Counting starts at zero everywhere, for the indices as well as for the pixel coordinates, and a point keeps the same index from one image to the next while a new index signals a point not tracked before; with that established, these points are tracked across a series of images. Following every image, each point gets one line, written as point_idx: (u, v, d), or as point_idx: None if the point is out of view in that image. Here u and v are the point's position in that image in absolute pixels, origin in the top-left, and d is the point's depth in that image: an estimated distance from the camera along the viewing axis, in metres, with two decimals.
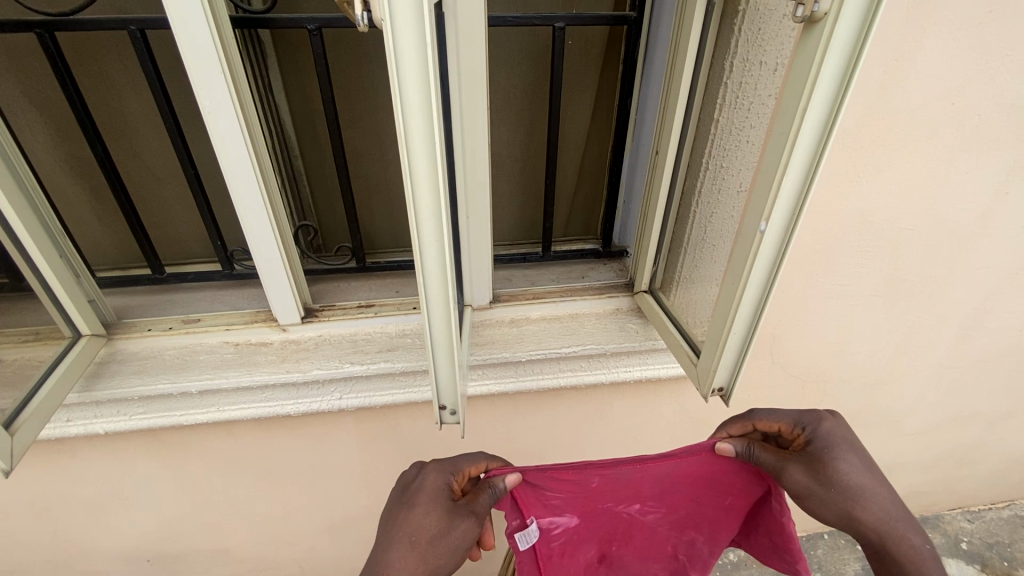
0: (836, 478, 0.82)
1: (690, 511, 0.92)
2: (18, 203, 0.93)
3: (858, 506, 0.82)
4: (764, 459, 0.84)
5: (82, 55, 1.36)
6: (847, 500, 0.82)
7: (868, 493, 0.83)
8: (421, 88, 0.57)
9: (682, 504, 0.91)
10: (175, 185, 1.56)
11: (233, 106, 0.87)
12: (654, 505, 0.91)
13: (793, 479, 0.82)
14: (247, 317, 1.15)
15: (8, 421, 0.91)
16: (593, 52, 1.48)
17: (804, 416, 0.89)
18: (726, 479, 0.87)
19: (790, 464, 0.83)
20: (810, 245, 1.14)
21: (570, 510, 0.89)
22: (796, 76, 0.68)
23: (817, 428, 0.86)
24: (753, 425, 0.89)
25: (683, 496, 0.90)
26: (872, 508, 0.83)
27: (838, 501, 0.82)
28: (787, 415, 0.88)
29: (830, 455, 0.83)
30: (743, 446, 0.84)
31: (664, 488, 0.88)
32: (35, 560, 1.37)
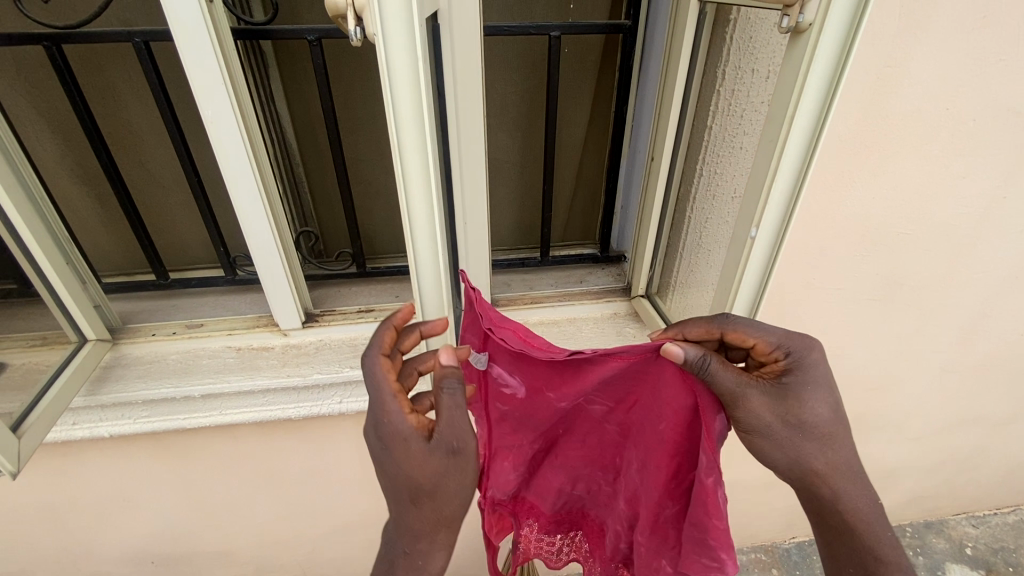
0: (797, 418, 0.75)
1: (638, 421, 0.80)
2: (25, 211, 0.96)
3: (809, 448, 0.77)
4: (724, 379, 0.69)
5: (89, 66, 1.39)
6: (797, 441, 0.76)
7: (824, 436, 0.77)
8: (414, 102, 0.58)
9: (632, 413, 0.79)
10: (180, 192, 1.59)
11: (234, 115, 0.89)
12: (599, 401, 0.80)
13: (750, 412, 0.72)
14: (248, 322, 1.18)
15: (16, 423, 0.93)
16: (590, 60, 1.49)
17: (792, 340, 0.75)
18: (671, 392, 0.73)
19: (753, 395, 0.72)
20: (806, 248, 1.14)
21: (519, 376, 0.79)
22: (784, 85, 0.69)
23: (801, 359, 0.74)
24: (719, 333, 0.77)
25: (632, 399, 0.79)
26: (825, 454, 0.78)
27: (788, 441, 0.76)
28: (770, 334, 0.75)
29: (799, 387, 0.74)
30: (698, 355, 0.68)
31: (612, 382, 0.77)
32: (42, 562, 1.39)
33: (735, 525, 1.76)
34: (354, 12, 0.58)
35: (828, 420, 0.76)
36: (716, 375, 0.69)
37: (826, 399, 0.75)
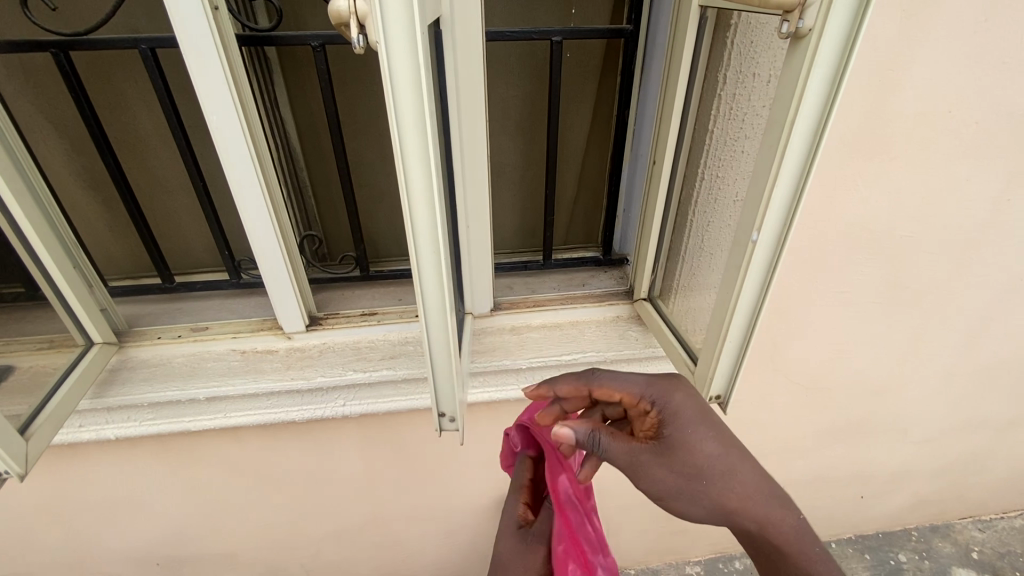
0: (693, 464, 0.79)
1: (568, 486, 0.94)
2: (33, 216, 0.97)
3: (717, 489, 0.79)
4: (605, 443, 0.78)
5: (96, 73, 1.41)
6: (704, 488, 0.79)
7: (725, 472, 0.80)
8: (416, 108, 0.59)
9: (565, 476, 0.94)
10: (186, 196, 1.60)
11: (239, 121, 0.90)
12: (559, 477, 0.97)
13: (645, 469, 0.78)
14: (253, 325, 1.19)
15: (24, 426, 0.94)
16: (591, 64, 1.49)
17: (653, 388, 0.83)
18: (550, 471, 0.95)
19: (641, 454, 0.78)
20: (808, 251, 1.14)
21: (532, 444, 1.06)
22: (785, 89, 0.69)
23: (665, 405, 0.81)
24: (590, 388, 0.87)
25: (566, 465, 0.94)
26: (734, 488, 0.80)
27: (696, 490, 0.79)
28: (634, 385, 0.84)
29: (678, 432, 0.79)
30: (585, 433, 0.79)
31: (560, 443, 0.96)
32: (47, 563, 1.40)
33: None
34: (357, 20, 0.59)
35: (719, 455, 0.80)
36: (603, 446, 0.78)
37: (709, 435, 0.80)
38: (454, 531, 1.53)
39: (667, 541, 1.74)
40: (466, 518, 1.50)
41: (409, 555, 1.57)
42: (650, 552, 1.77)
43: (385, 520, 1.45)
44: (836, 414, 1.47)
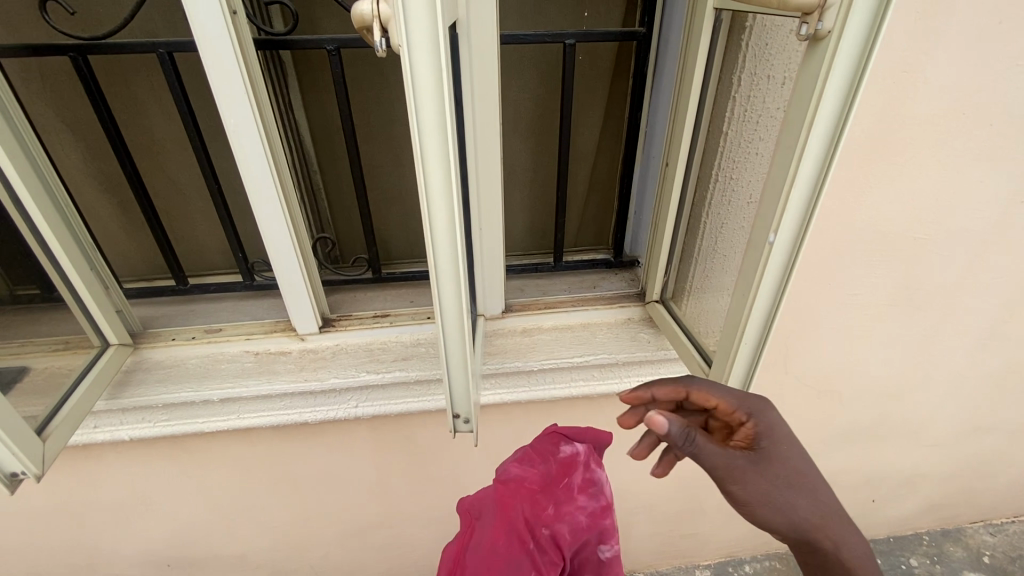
0: (782, 476, 0.75)
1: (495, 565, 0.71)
2: (51, 217, 0.98)
3: (803, 507, 0.76)
4: (705, 449, 0.72)
5: (112, 77, 1.42)
6: (790, 505, 0.75)
7: (812, 492, 0.76)
8: (437, 111, 0.59)
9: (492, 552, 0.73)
10: (199, 199, 1.61)
11: (256, 123, 0.91)
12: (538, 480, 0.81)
13: (737, 477, 0.74)
14: (266, 327, 1.19)
15: (41, 425, 0.94)
16: (602, 66, 1.50)
17: (746, 400, 0.81)
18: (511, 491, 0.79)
19: (737, 459, 0.74)
20: (821, 253, 1.14)
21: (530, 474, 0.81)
22: (803, 91, 0.69)
23: (760, 416, 0.79)
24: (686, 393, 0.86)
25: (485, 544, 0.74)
26: (819, 511, 0.76)
27: (781, 506, 0.75)
28: (728, 395, 0.82)
29: (769, 447, 0.77)
30: (681, 429, 0.71)
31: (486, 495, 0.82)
32: (59, 563, 1.41)
33: (748, 532, 1.75)
34: (380, 23, 0.59)
35: (808, 473, 0.77)
36: (699, 449, 0.72)
37: (799, 452, 0.78)
38: None
39: (676, 544, 1.73)
40: None
41: (418, 557, 1.57)
42: (659, 555, 1.76)
43: (395, 522, 1.45)
44: (848, 417, 1.47)
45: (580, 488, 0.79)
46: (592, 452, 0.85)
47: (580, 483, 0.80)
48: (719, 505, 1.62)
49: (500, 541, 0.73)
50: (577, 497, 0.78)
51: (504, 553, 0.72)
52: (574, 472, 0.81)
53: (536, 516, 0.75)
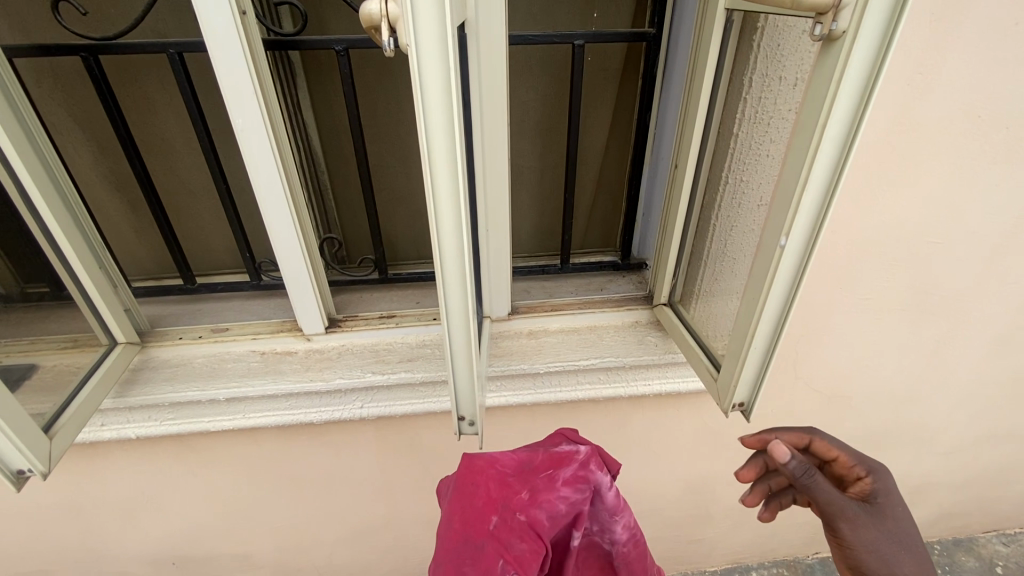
0: (889, 528, 0.83)
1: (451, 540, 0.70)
2: (61, 215, 0.99)
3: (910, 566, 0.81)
4: (821, 486, 0.79)
5: (124, 77, 1.43)
6: (897, 562, 0.80)
7: (918, 554, 0.82)
8: (445, 112, 0.59)
9: (451, 528, 0.71)
10: (208, 199, 1.62)
11: (264, 123, 0.91)
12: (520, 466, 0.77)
13: (852, 519, 0.80)
14: (273, 327, 1.19)
15: (48, 423, 0.94)
16: (612, 68, 1.49)
17: (867, 459, 0.89)
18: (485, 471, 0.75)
19: (852, 504, 0.81)
20: (833, 257, 1.13)
21: (522, 462, 0.77)
22: (816, 93, 0.68)
23: (879, 473, 0.87)
24: (809, 439, 0.93)
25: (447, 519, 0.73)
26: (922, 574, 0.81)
27: (886, 559, 0.81)
28: (852, 451, 0.90)
29: (884, 503, 0.84)
30: (801, 463, 0.77)
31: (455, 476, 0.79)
32: (65, 561, 1.41)
33: (755, 538, 1.73)
34: (388, 23, 0.59)
35: (914, 537, 0.83)
36: (819, 485, 0.79)
37: (908, 516, 0.85)
38: None
39: (682, 550, 1.72)
40: None
41: (422, 559, 1.57)
42: (665, 561, 1.74)
43: (399, 523, 1.45)
44: (859, 423, 1.45)
45: (563, 481, 0.74)
46: (593, 454, 0.77)
47: (562, 476, 0.75)
48: (726, 511, 1.60)
49: (461, 515, 0.71)
50: (560, 488, 0.73)
51: (461, 533, 0.69)
52: (558, 467, 0.76)
53: (501, 499, 0.72)
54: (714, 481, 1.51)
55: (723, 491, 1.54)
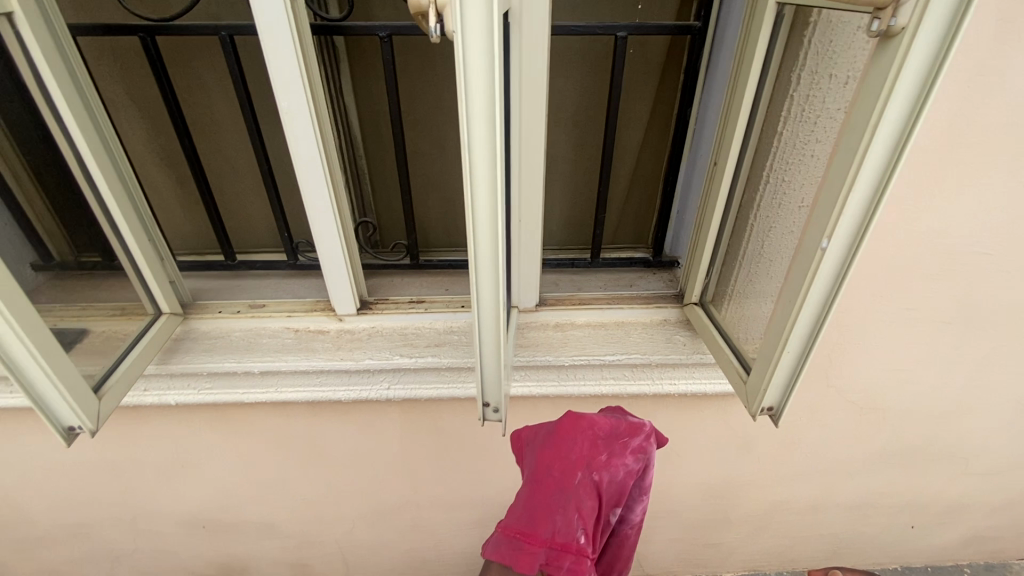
0: None
1: (541, 486, 0.77)
2: (116, 189, 1.04)
3: None
4: None
5: (178, 57, 1.48)
6: None
7: None
8: (487, 100, 0.59)
9: (542, 475, 0.78)
10: (252, 178, 1.67)
11: (308, 106, 0.93)
12: (608, 433, 0.82)
13: None
14: (307, 306, 1.22)
15: (98, 383, 1.00)
16: (653, 60, 1.46)
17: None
18: (581, 431, 0.81)
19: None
20: (874, 264, 1.09)
21: (606, 427, 0.82)
22: (868, 91, 0.66)
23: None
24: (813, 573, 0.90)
25: (537, 465, 0.80)
26: None
27: None
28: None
29: None
30: None
31: (551, 428, 0.84)
32: (106, 517, 1.50)
33: (775, 547, 1.70)
34: (436, 9, 0.59)
35: None
36: None
37: None
38: (484, 522, 1.55)
39: (698, 553, 1.70)
40: (496, 510, 1.51)
41: (438, 541, 1.60)
42: (680, 562, 1.73)
43: (420, 505, 1.48)
44: (891, 437, 1.40)
45: (631, 450, 0.80)
46: (656, 431, 0.84)
47: (631, 446, 0.81)
48: (747, 517, 1.58)
49: (554, 466, 0.78)
50: (627, 456, 0.80)
51: (554, 482, 0.77)
52: (631, 438, 0.81)
53: (587, 458, 0.78)
54: (735, 486, 1.49)
55: (744, 497, 1.52)
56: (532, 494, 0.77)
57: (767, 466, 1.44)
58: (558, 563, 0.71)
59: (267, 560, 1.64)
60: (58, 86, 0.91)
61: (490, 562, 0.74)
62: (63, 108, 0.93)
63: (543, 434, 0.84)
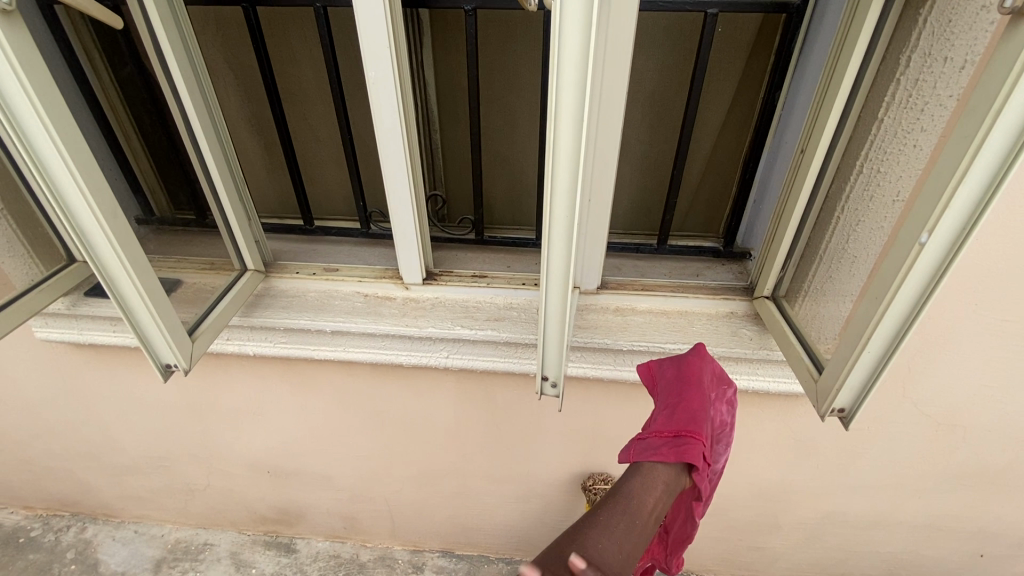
0: None
1: (691, 401, 0.81)
2: (215, 151, 1.12)
3: None
4: None
5: (274, 28, 1.56)
6: None
7: None
8: (578, 73, 0.59)
9: (681, 396, 0.82)
10: (332, 148, 1.75)
11: (394, 77, 0.96)
12: (722, 376, 0.89)
13: None
14: (376, 273, 1.28)
15: (192, 328, 1.09)
16: (742, 40, 1.42)
17: None
18: (708, 367, 0.88)
19: None
20: (970, 270, 1.01)
21: (720, 371, 0.90)
22: (993, 73, 0.61)
23: None
24: None
25: (678, 385, 0.85)
26: None
27: None
28: None
29: None
30: None
31: (675, 362, 0.90)
32: (183, 453, 1.64)
33: (826, 559, 1.63)
34: None
35: None
36: None
37: None
38: (527, 497, 1.58)
39: (742, 555, 1.66)
40: (540, 486, 1.53)
41: (482, 510, 1.64)
42: (721, 562, 1.70)
43: (466, 474, 1.54)
44: (969, 458, 1.30)
45: (728, 399, 0.88)
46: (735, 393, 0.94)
47: (728, 395, 0.88)
48: (797, 524, 1.53)
49: (691, 391, 0.83)
50: (728, 402, 0.88)
51: (694, 400, 0.81)
52: (729, 388, 0.89)
53: (710, 391, 0.85)
54: (789, 490, 1.44)
55: (796, 502, 1.47)
56: (688, 403, 0.80)
57: (824, 473, 1.38)
58: (705, 471, 0.74)
59: (321, 509, 1.75)
60: (173, 53, 0.98)
61: (646, 461, 0.72)
62: (175, 74, 1.01)
63: (676, 362, 0.90)
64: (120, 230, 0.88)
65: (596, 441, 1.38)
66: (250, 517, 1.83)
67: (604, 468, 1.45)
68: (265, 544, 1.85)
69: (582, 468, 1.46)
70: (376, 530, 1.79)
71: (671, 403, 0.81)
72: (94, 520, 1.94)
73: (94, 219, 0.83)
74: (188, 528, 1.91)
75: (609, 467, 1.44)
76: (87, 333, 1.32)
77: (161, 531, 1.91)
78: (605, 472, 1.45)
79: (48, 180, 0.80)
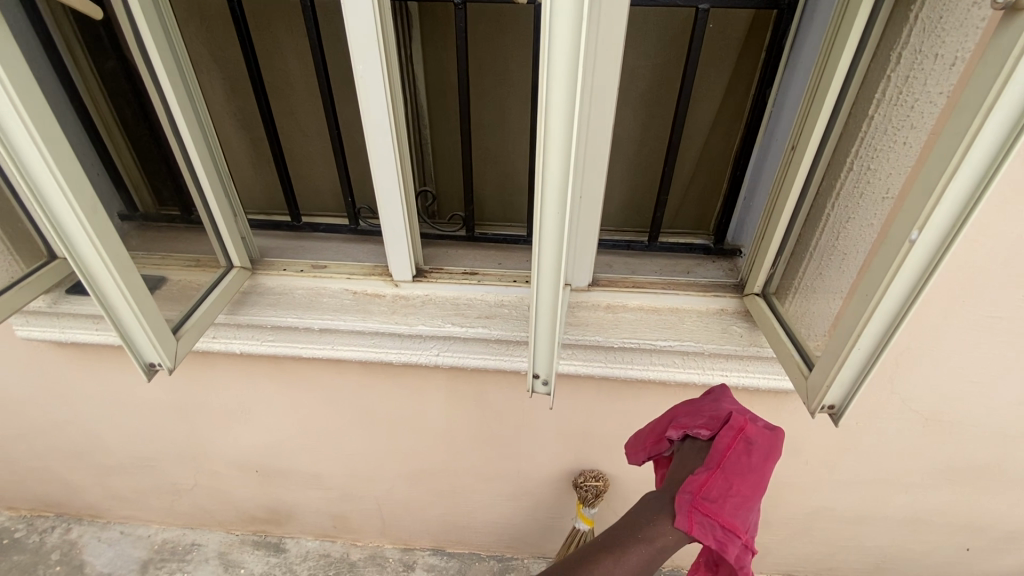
0: None
1: (755, 495, 0.73)
2: (199, 145, 1.10)
3: None
4: None
5: (260, 20, 1.54)
6: None
7: None
8: (570, 66, 0.58)
9: (750, 486, 0.73)
10: (320, 143, 1.73)
11: (382, 71, 0.94)
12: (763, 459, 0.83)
13: None
14: (365, 270, 1.26)
15: (177, 326, 1.07)
16: (733, 37, 1.42)
17: None
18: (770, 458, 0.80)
19: None
20: (959, 267, 1.01)
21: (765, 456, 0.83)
22: (984, 71, 0.61)
23: None
24: None
25: (754, 469, 0.75)
26: None
27: None
28: None
29: None
30: None
31: (757, 441, 0.78)
32: (169, 452, 1.62)
33: (814, 554, 1.64)
34: None
35: None
36: None
37: None
38: (519, 495, 1.57)
39: None
40: (532, 484, 1.53)
41: (472, 508, 1.64)
42: None
43: (457, 473, 1.53)
44: (955, 453, 1.32)
45: None
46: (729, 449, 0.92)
47: None
48: (785, 520, 1.54)
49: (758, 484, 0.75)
50: None
51: (756, 497, 0.73)
52: None
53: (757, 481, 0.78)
54: (778, 486, 1.45)
55: (786, 498, 1.48)
56: (753, 499, 0.72)
57: (813, 468, 1.39)
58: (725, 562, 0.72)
59: (310, 509, 1.73)
60: (155, 45, 0.96)
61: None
62: (158, 66, 0.98)
63: (762, 441, 0.79)
64: (102, 226, 0.86)
65: (588, 439, 1.38)
66: (239, 517, 1.81)
67: (596, 466, 1.45)
68: (253, 544, 1.83)
69: (574, 466, 1.45)
70: (366, 529, 1.77)
71: (745, 489, 0.72)
72: (79, 521, 1.91)
73: (75, 216, 0.81)
74: (174, 528, 1.88)
75: (600, 465, 1.44)
76: (70, 332, 1.29)
77: (147, 532, 1.88)
78: (597, 470, 1.44)
79: (26, 175, 0.78)
